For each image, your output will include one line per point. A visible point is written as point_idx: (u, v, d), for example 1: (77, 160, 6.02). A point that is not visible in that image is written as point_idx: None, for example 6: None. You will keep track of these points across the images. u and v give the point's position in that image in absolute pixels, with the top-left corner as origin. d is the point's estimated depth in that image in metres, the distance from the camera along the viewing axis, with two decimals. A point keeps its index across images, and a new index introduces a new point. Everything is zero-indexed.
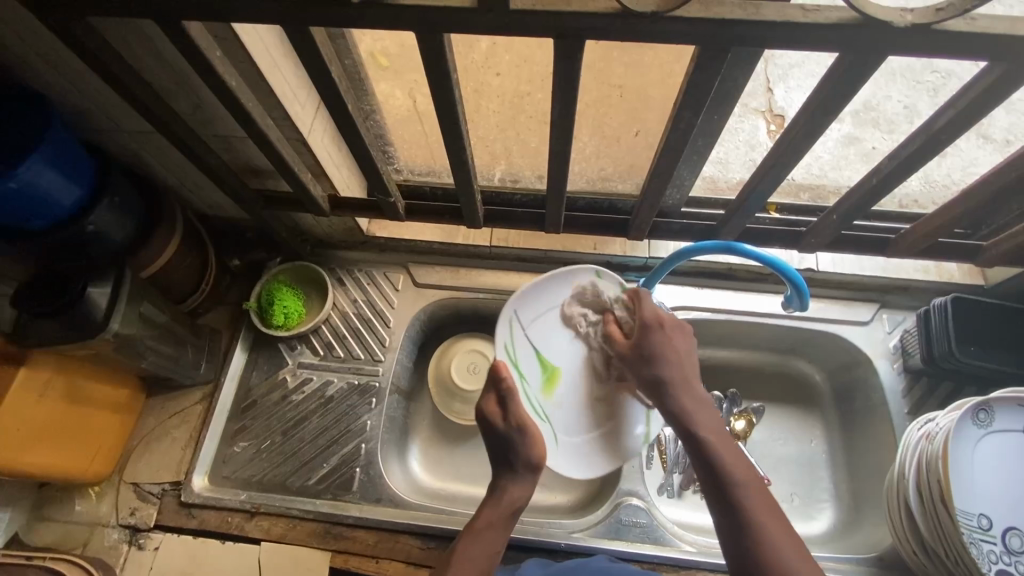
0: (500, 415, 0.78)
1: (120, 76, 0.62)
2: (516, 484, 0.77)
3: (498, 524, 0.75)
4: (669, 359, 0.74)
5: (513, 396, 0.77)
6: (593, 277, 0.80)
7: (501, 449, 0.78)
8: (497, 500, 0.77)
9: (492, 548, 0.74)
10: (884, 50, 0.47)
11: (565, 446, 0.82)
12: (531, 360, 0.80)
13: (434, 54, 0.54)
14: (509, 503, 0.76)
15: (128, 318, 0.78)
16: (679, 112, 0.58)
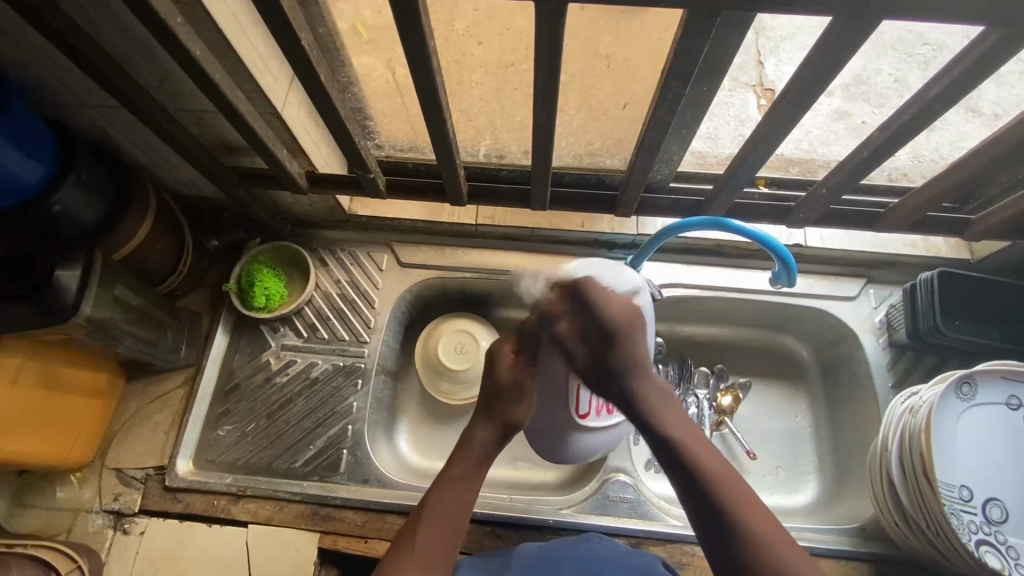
0: (509, 362, 0.74)
1: (74, 43, 0.58)
2: (484, 429, 0.75)
3: (470, 479, 0.72)
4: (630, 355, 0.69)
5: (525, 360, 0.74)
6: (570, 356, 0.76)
7: (492, 397, 0.74)
8: (464, 449, 0.74)
9: (467, 496, 0.71)
10: (879, 13, 0.45)
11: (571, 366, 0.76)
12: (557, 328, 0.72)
13: (411, 19, 0.51)
14: (482, 454, 0.74)
15: (101, 302, 0.75)
16: (667, 82, 0.56)
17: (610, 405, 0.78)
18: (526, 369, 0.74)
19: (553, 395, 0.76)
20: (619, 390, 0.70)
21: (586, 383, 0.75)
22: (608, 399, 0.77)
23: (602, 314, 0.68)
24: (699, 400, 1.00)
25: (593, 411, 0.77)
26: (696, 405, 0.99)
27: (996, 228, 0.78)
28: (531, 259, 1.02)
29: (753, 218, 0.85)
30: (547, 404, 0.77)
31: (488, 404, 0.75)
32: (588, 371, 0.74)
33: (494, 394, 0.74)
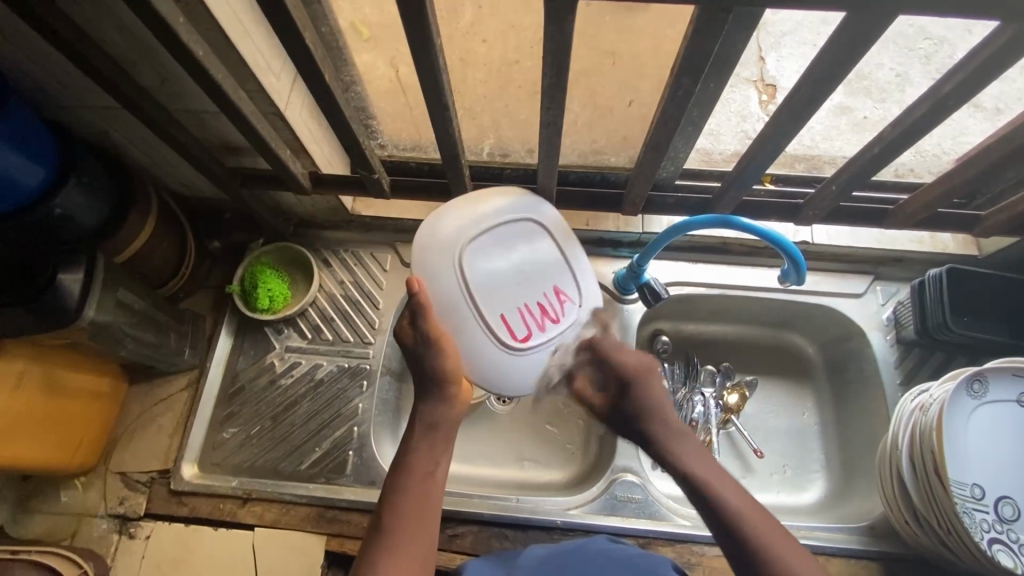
0: (410, 331, 0.72)
1: (74, 43, 0.57)
2: (429, 398, 0.71)
3: (427, 455, 0.69)
4: (651, 396, 0.73)
5: (426, 308, 0.68)
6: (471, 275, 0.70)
7: (416, 369, 0.72)
8: (414, 422, 0.71)
9: (425, 468, 0.68)
10: (895, 9, 0.44)
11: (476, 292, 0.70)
12: (449, 275, 0.69)
13: (417, 18, 0.50)
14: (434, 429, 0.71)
15: (103, 305, 0.75)
16: (675, 80, 0.55)
17: (548, 318, 0.73)
18: (432, 318, 0.69)
19: (476, 331, 0.70)
20: (637, 431, 0.73)
21: (506, 304, 0.71)
22: (543, 312, 0.73)
23: (618, 364, 0.75)
24: (705, 399, 0.99)
25: (532, 329, 0.72)
26: (702, 405, 0.98)
27: (1006, 225, 0.78)
28: None
29: (760, 216, 0.85)
30: (479, 343, 0.71)
31: (417, 373, 0.72)
32: (502, 299, 0.71)
33: (415, 365, 0.72)
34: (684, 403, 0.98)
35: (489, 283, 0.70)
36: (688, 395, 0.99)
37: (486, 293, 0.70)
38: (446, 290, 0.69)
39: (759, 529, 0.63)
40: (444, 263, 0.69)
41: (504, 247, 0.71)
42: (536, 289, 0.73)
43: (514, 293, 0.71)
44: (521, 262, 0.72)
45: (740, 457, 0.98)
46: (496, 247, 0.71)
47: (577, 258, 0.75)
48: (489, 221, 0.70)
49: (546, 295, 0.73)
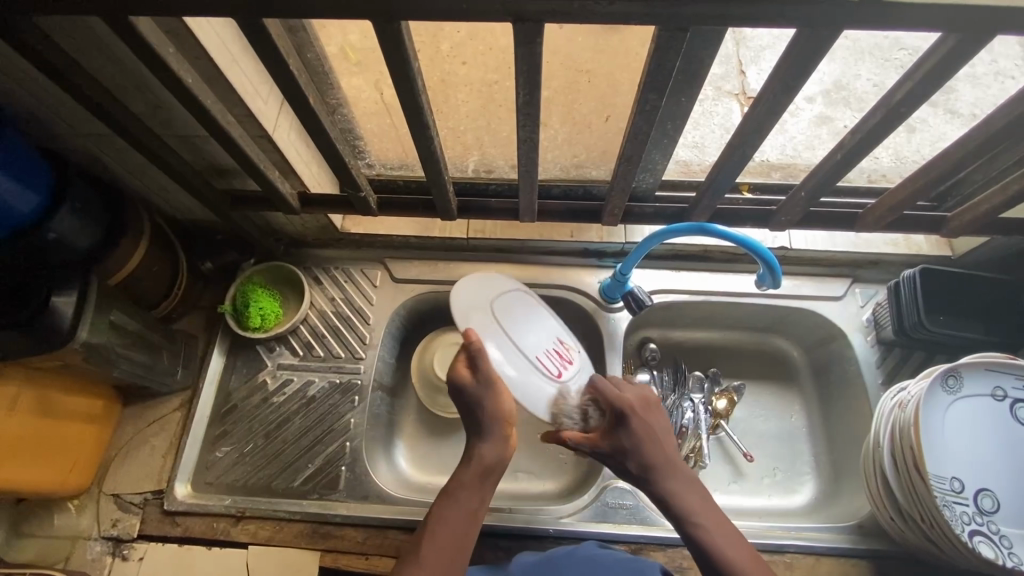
0: (469, 374, 0.75)
1: (68, 74, 0.60)
2: (485, 442, 0.72)
3: (473, 487, 0.69)
4: (645, 429, 0.74)
5: (478, 355, 0.75)
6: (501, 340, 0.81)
7: (467, 410, 0.74)
8: (468, 461, 0.72)
9: (471, 507, 0.69)
10: (841, 23, 0.47)
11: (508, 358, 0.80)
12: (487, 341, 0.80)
13: (394, 42, 0.52)
14: (485, 470, 0.71)
15: (97, 327, 0.76)
16: (643, 94, 0.58)
17: (566, 358, 0.84)
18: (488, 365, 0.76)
19: (527, 382, 0.80)
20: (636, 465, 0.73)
21: (532, 355, 0.82)
22: (560, 357, 0.84)
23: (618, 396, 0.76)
24: (695, 405, 0.99)
25: (562, 370, 0.83)
26: (693, 411, 0.98)
27: (972, 225, 0.80)
28: (522, 270, 1.03)
29: (738, 223, 0.87)
30: (533, 395, 0.79)
31: (473, 415, 0.74)
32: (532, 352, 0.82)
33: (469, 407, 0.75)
34: (673, 410, 0.99)
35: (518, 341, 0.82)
36: (677, 402, 1.00)
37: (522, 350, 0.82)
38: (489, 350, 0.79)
39: (738, 553, 0.65)
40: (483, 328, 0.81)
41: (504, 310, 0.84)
42: (546, 340, 0.85)
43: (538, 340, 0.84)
44: (524, 323, 0.84)
45: (731, 461, 0.99)
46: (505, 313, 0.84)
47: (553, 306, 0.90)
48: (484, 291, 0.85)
49: (557, 344, 0.85)
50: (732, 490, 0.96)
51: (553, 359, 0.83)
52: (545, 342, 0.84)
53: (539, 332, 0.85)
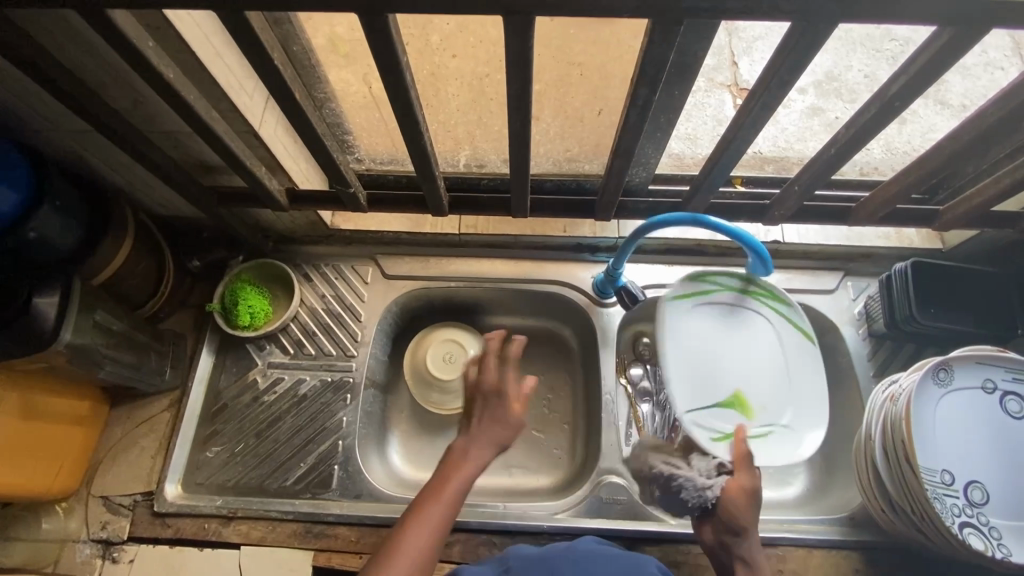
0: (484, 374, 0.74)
1: (45, 69, 0.58)
2: (495, 427, 0.71)
3: (443, 502, 0.64)
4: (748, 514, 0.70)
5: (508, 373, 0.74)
6: (721, 411, 0.84)
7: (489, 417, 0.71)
8: (474, 437, 0.70)
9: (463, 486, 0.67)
10: (835, 17, 0.46)
11: (702, 418, 0.83)
12: (715, 413, 0.83)
13: (381, 36, 0.51)
14: (467, 481, 0.67)
15: (81, 328, 0.75)
16: (637, 89, 0.57)
17: (695, 358, 0.85)
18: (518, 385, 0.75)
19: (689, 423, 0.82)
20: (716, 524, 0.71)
21: (712, 392, 0.84)
22: (691, 355, 0.85)
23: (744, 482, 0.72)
24: None
25: (684, 364, 0.85)
26: None
27: (963, 218, 0.80)
28: (515, 265, 1.02)
29: (732, 217, 0.87)
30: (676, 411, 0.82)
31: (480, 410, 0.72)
32: (722, 340, 0.87)
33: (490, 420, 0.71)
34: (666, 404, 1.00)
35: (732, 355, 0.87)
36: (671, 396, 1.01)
37: (705, 351, 0.86)
38: (698, 400, 0.83)
39: None
40: (731, 414, 0.84)
41: (796, 377, 0.87)
42: (716, 359, 0.86)
43: (732, 329, 0.88)
44: (739, 381, 0.86)
45: None
46: (759, 374, 0.86)
47: (754, 322, 0.88)
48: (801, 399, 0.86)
49: (705, 354, 0.86)
50: None
51: (683, 356, 0.85)
52: (720, 365, 0.86)
53: (734, 368, 0.86)
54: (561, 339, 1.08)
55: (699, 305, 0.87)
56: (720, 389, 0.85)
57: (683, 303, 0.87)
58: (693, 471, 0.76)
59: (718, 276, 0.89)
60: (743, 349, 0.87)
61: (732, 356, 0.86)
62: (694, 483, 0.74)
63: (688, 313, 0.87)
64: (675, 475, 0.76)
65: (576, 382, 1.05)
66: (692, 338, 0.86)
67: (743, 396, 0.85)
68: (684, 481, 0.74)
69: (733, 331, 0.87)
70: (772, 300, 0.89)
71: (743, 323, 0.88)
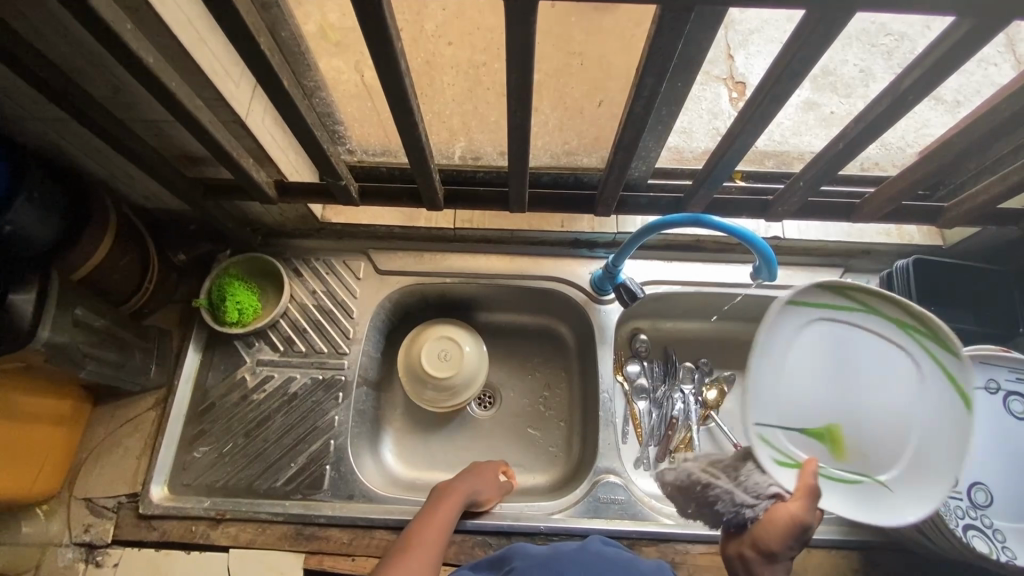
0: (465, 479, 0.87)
1: (15, 53, 0.54)
2: (489, 486, 0.85)
3: (445, 505, 0.78)
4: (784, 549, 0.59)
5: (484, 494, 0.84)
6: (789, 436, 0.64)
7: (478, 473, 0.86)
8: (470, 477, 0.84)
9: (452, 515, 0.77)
10: (852, 5, 0.44)
11: (767, 438, 0.63)
12: (791, 436, 0.64)
13: (373, 18, 0.48)
14: (454, 503, 0.78)
15: (59, 325, 0.72)
16: (642, 80, 0.54)
17: (785, 364, 0.63)
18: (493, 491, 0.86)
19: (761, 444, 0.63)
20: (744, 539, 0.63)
21: (788, 410, 0.63)
22: (782, 357, 0.63)
23: (794, 519, 0.59)
24: (685, 396, 1.01)
25: (769, 367, 0.62)
26: (683, 402, 1.00)
27: (966, 216, 0.79)
28: (510, 261, 1.00)
29: (732, 213, 0.85)
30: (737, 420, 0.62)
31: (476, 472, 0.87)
32: (837, 364, 0.63)
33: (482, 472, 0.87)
34: (664, 401, 1.00)
35: (853, 379, 0.63)
36: (668, 393, 1.01)
37: (813, 371, 0.63)
38: (777, 419, 0.63)
39: None
40: (813, 445, 0.64)
41: (931, 440, 0.62)
42: (818, 372, 0.63)
43: (859, 356, 0.63)
44: (844, 414, 0.63)
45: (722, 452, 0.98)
46: (883, 425, 0.63)
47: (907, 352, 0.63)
48: (917, 478, 0.62)
49: (801, 368, 0.63)
50: None
51: (768, 362, 0.62)
52: (817, 377, 0.63)
53: (834, 393, 0.63)
54: (557, 335, 1.06)
55: (817, 317, 0.63)
56: (802, 413, 0.63)
57: (809, 309, 0.63)
58: (737, 483, 0.64)
59: (867, 293, 0.62)
60: (857, 375, 0.63)
61: (839, 382, 0.63)
62: (734, 497, 0.63)
63: (801, 318, 0.63)
64: (712, 484, 0.64)
65: (572, 380, 1.03)
66: (789, 343, 0.63)
67: (842, 433, 0.63)
68: (722, 494, 0.63)
69: (844, 358, 0.63)
70: (939, 349, 0.62)
71: (875, 353, 0.63)
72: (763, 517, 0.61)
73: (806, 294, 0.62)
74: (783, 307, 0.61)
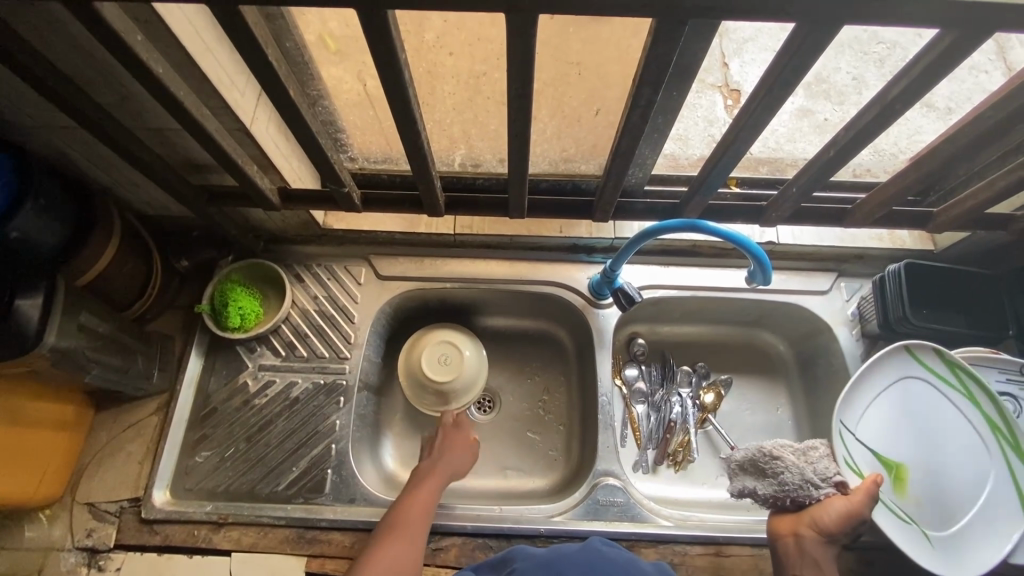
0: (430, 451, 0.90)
1: (28, 63, 0.56)
2: (458, 456, 0.89)
3: (426, 482, 0.83)
4: (837, 525, 0.73)
5: (454, 463, 0.88)
6: (859, 455, 0.83)
7: (445, 444, 0.90)
8: (443, 453, 0.89)
9: (432, 494, 0.82)
10: (840, 19, 0.46)
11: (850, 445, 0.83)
12: (864, 456, 0.83)
13: (378, 31, 0.50)
14: (434, 486, 0.83)
15: (65, 330, 0.72)
16: (638, 89, 0.56)
17: (898, 409, 0.84)
18: (462, 457, 0.90)
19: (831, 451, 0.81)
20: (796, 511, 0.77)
21: (886, 442, 0.83)
22: (891, 401, 0.84)
23: (855, 506, 0.73)
24: (683, 399, 1.02)
25: (876, 399, 0.84)
26: (680, 405, 1.01)
27: (956, 221, 0.81)
28: (509, 266, 1.02)
29: (727, 218, 0.87)
30: (871, 428, 0.84)
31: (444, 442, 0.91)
32: (945, 425, 0.82)
33: (449, 441, 0.91)
34: (662, 404, 1.01)
35: (925, 428, 0.83)
36: (666, 396, 1.02)
37: (910, 422, 0.83)
38: (868, 443, 0.84)
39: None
40: (880, 470, 0.83)
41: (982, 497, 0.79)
42: (915, 423, 0.83)
43: (954, 420, 0.82)
44: (927, 460, 0.82)
45: (719, 455, 1.00)
46: (963, 480, 0.80)
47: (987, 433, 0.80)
48: (975, 539, 0.78)
49: (906, 416, 0.84)
50: (721, 484, 0.98)
51: (893, 401, 0.84)
52: (908, 425, 0.83)
53: (924, 442, 0.82)
54: (556, 340, 1.07)
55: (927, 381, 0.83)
56: (872, 443, 0.84)
57: (929, 371, 0.82)
58: (804, 464, 0.78)
59: (975, 382, 0.80)
60: (940, 435, 0.82)
61: (936, 438, 0.82)
62: (803, 474, 0.77)
63: (909, 372, 0.83)
64: (785, 460, 0.78)
65: (571, 384, 1.05)
66: (902, 390, 0.84)
67: (907, 475, 0.82)
68: (791, 468, 0.77)
69: (955, 425, 0.81)
70: (1013, 454, 0.78)
71: (952, 421, 0.82)
72: (824, 501, 0.76)
73: (923, 353, 0.82)
74: (900, 353, 0.83)
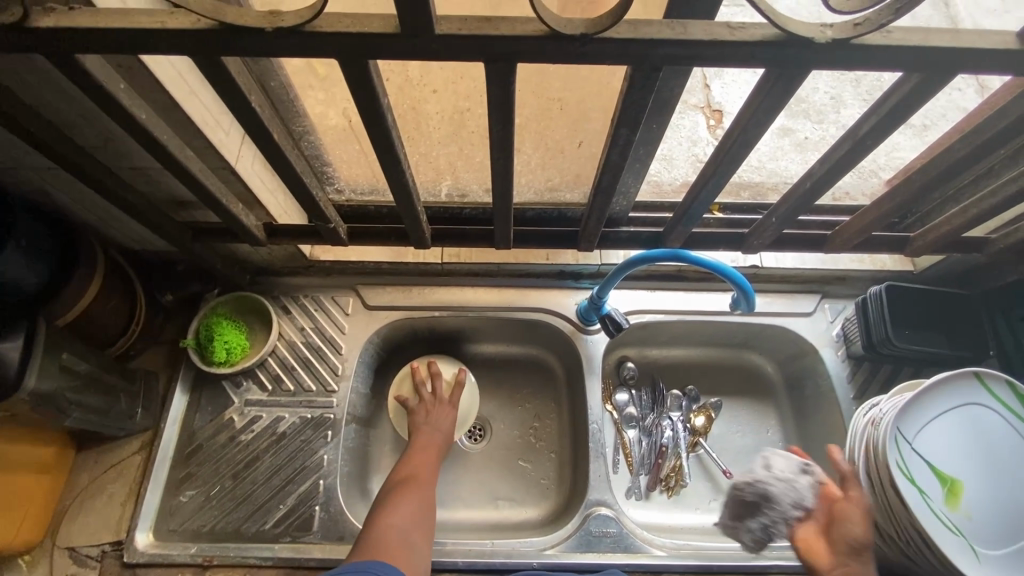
0: (418, 412, 0.94)
1: (10, 111, 0.55)
2: (442, 416, 0.95)
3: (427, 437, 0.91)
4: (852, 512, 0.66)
5: (438, 420, 0.94)
6: (915, 468, 0.72)
7: (427, 408, 0.95)
8: (430, 416, 0.94)
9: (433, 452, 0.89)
10: (809, 64, 0.47)
11: (905, 456, 0.72)
12: (923, 471, 0.73)
13: (360, 78, 0.50)
14: (435, 448, 0.90)
15: (46, 372, 0.71)
16: (617, 129, 0.57)
17: (959, 425, 0.76)
18: (442, 415, 0.95)
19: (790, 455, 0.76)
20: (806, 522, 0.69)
21: (943, 458, 0.74)
22: (952, 419, 0.76)
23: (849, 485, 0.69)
24: (674, 423, 1.02)
25: (937, 413, 0.75)
26: (671, 428, 1.01)
27: (934, 244, 0.83)
28: (497, 294, 1.02)
29: (711, 245, 0.89)
30: (933, 442, 0.74)
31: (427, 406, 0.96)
32: (1007, 451, 0.75)
33: (429, 406, 0.95)
34: (653, 428, 1.01)
35: (986, 451, 0.75)
36: (657, 420, 1.02)
37: (971, 444, 0.75)
38: (926, 455, 0.73)
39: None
40: (935, 485, 0.73)
41: None
42: (975, 444, 0.75)
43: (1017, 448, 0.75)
44: (983, 483, 0.74)
45: (711, 479, 0.99)
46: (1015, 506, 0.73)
47: None
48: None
49: (967, 434, 0.76)
50: (714, 509, 0.97)
51: (956, 419, 0.76)
52: (967, 445, 0.75)
53: (983, 464, 0.75)
54: (546, 366, 1.07)
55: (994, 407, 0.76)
56: (930, 457, 0.74)
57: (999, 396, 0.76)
58: (770, 470, 0.73)
59: None
60: (1004, 460, 0.74)
61: (998, 462, 0.74)
62: (779, 480, 0.71)
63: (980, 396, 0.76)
64: (753, 480, 0.73)
65: (562, 410, 1.04)
66: (967, 409, 0.76)
67: (962, 490, 0.73)
68: (766, 482, 0.72)
69: (1016, 455, 0.75)
70: None
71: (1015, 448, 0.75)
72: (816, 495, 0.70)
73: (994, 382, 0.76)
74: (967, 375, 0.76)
